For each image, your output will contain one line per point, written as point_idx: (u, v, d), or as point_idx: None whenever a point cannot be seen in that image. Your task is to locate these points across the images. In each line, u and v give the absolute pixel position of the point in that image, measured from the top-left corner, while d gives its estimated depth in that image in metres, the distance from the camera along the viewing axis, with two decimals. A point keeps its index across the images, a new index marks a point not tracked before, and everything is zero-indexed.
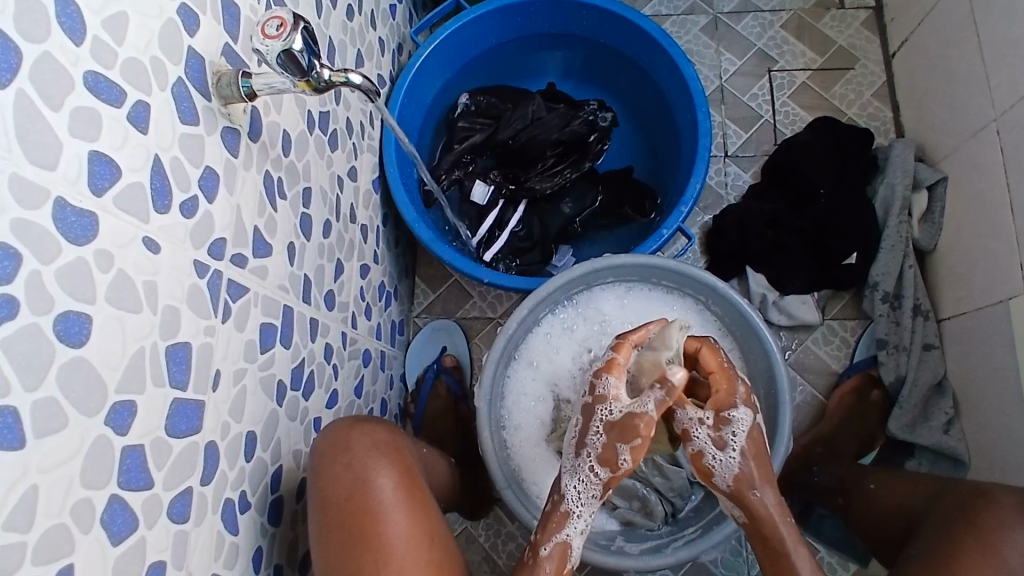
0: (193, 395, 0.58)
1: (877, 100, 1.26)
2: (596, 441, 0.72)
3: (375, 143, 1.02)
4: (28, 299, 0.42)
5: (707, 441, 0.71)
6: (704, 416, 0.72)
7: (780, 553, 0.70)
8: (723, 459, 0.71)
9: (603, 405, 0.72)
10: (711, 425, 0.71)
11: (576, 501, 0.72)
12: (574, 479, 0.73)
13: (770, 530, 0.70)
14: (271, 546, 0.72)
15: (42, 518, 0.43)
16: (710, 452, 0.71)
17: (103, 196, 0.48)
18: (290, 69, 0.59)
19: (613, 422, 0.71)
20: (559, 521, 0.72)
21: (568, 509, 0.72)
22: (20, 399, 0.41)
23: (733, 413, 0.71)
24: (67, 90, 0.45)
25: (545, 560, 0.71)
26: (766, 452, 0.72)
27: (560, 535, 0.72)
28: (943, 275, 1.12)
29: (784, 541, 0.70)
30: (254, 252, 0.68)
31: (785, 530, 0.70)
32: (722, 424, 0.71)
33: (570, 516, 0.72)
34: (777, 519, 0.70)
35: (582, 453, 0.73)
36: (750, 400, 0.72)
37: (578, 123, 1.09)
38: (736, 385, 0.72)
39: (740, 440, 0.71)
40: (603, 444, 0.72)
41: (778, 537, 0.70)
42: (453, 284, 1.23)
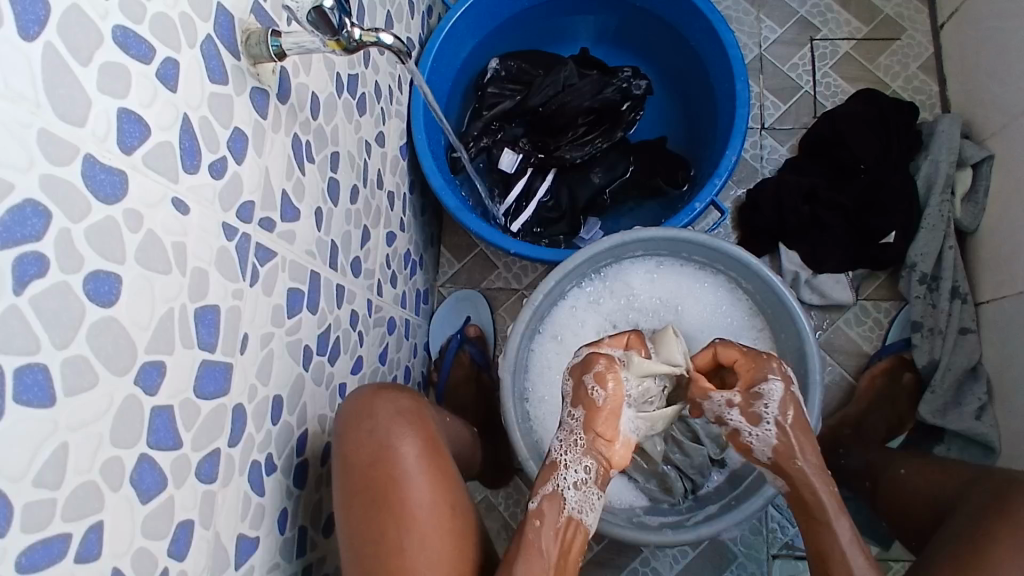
0: (221, 358, 0.58)
1: (924, 73, 1.21)
2: (565, 388, 0.73)
3: (403, 108, 1.00)
4: (57, 257, 0.41)
5: (741, 419, 0.71)
6: (732, 397, 0.72)
7: (820, 520, 0.69)
8: (761, 433, 0.71)
9: (573, 360, 0.77)
10: (740, 403, 0.71)
11: (561, 449, 0.70)
12: (558, 432, 0.71)
13: (813, 497, 0.69)
14: (296, 508, 0.72)
15: (71, 475, 0.43)
16: (745, 430, 0.71)
17: (133, 154, 0.48)
18: (320, 29, 0.57)
19: (574, 366, 0.74)
20: (550, 471, 0.69)
21: (555, 459, 0.70)
22: (50, 355, 0.41)
23: (766, 385, 0.70)
24: (96, 43, 0.44)
25: (535, 512, 0.68)
26: (806, 419, 0.71)
27: (550, 484, 0.68)
28: (984, 257, 1.08)
29: (826, 508, 0.68)
30: (282, 216, 0.68)
31: (825, 497, 0.69)
32: (755, 398, 0.70)
33: (559, 466, 0.69)
34: (819, 484, 0.69)
35: (560, 404, 0.73)
36: (782, 373, 0.71)
37: (611, 91, 1.05)
38: (762, 361, 0.72)
39: (776, 411, 0.70)
40: (573, 386, 0.72)
41: (820, 504, 0.69)
42: (479, 253, 1.22)
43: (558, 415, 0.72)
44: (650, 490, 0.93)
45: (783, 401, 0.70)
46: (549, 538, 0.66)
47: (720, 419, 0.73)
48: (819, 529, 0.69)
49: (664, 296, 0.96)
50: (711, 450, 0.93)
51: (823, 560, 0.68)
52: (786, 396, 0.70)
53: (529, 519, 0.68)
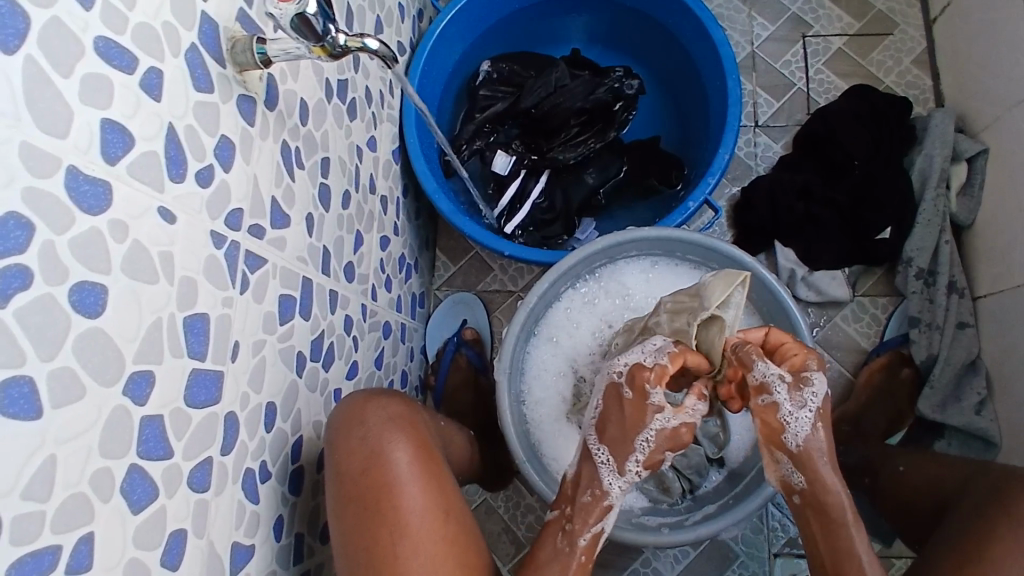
0: (212, 366, 0.58)
1: (917, 68, 1.20)
2: (645, 446, 0.73)
3: (395, 112, 1.00)
4: (41, 269, 0.41)
5: (786, 399, 0.69)
6: (783, 374, 0.70)
7: (838, 523, 0.69)
8: (797, 418, 0.69)
9: (659, 415, 0.72)
10: (789, 384, 0.70)
11: (619, 496, 0.74)
12: (616, 478, 0.74)
13: (832, 498, 0.69)
14: (291, 515, 0.72)
15: (60, 488, 0.43)
16: (786, 408, 0.69)
17: (117, 164, 0.48)
18: (304, 34, 0.57)
19: (667, 431, 0.72)
20: (600, 512, 0.73)
21: (610, 503, 0.73)
22: (36, 368, 0.41)
23: (814, 375, 0.70)
24: (77, 54, 0.44)
25: (580, 548, 0.71)
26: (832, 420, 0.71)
27: (599, 524, 0.73)
28: (980, 251, 1.08)
29: (845, 512, 0.68)
30: (272, 223, 0.68)
31: (845, 499, 0.69)
32: (803, 382, 0.70)
33: (612, 509, 0.73)
34: (841, 486, 0.69)
35: (627, 457, 0.73)
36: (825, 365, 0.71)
37: (603, 91, 1.04)
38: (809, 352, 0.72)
39: (820, 400, 0.69)
40: (649, 453, 0.73)
41: (839, 505, 0.68)
42: (474, 256, 1.22)
43: (623, 467, 0.73)
44: (649, 491, 0.93)
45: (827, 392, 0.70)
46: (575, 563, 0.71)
47: (761, 388, 0.71)
48: (835, 530, 0.69)
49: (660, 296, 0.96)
50: (709, 449, 0.93)
51: (837, 563, 0.68)
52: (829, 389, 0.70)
53: (572, 552, 0.71)
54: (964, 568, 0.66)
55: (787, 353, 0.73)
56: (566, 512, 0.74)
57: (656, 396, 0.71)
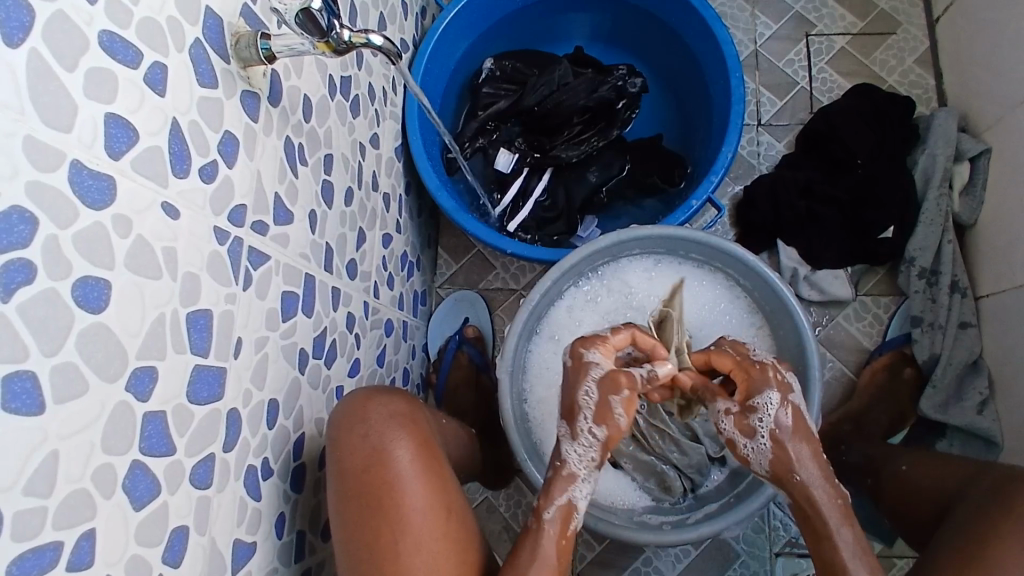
0: (214, 362, 0.58)
1: (920, 67, 1.20)
2: (589, 400, 0.69)
3: (397, 109, 1.00)
4: (45, 264, 0.41)
5: (736, 430, 0.69)
6: (729, 408, 0.71)
7: (822, 534, 0.67)
8: (755, 445, 0.68)
9: (593, 367, 0.71)
10: (736, 415, 0.70)
11: (579, 463, 0.68)
12: (573, 444, 0.69)
13: (813, 509, 0.67)
14: (293, 513, 0.72)
15: (62, 483, 0.43)
16: (741, 443, 0.69)
17: (121, 159, 0.47)
18: (308, 29, 0.57)
19: (602, 378, 0.70)
20: (564, 482, 0.68)
21: (571, 471, 0.68)
22: (38, 363, 0.41)
23: (761, 399, 0.69)
24: (82, 49, 0.44)
25: (547, 524, 0.67)
26: (808, 423, 0.69)
27: (565, 496, 0.68)
28: (982, 251, 1.08)
29: (827, 520, 0.66)
30: (275, 220, 0.67)
31: (827, 508, 0.66)
32: (750, 411, 0.69)
33: (574, 478, 0.68)
34: (822, 496, 0.67)
35: (577, 418, 0.69)
36: (780, 384, 0.69)
37: (606, 89, 1.04)
38: (759, 371, 0.70)
39: (771, 422, 0.68)
40: (596, 405, 0.69)
41: (821, 515, 0.66)
42: (476, 254, 1.21)
43: (576, 430, 0.69)
44: (650, 489, 0.92)
45: (779, 411, 0.68)
46: (552, 545, 0.66)
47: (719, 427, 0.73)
48: (823, 537, 0.67)
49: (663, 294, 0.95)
50: (710, 448, 0.93)
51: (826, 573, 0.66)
52: (784, 406, 0.68)
53: (539, 530, 0.66)
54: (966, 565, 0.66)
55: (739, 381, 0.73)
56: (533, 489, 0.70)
57: (592, 355, 0.72)
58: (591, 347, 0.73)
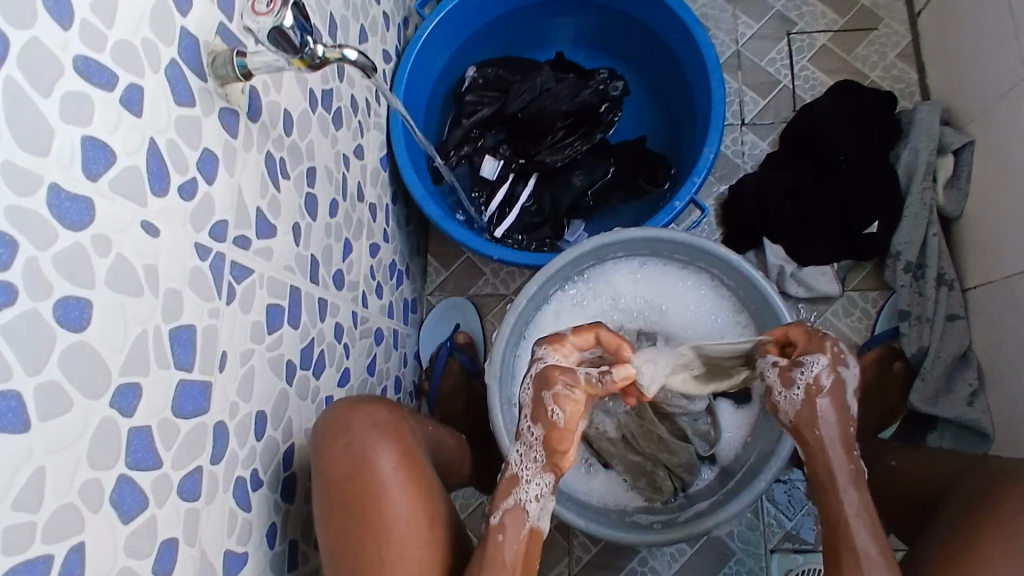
0: (199, 376, 0.59)
1: (902, 62, 1.21)
2: (525, 398, 0.70)
3: (381, 120, 1.01)
4: (26, 285, 0.42)
5: (776, 379, 0.70)
6: (778, 360, 0.71)
7: (827, 489, 0.67)
8: (786, 397, 0.69)
9: (538, 361, 0.71)
10: (781, 367, 0.70)
11: (521, 464, 0.69)
12: (517, 444, 0.70)
13: (824, 465, 0.67)
14: (285, 522, 0.73)
15: (50, 498, 0.44)
16: (776, 390, 0.70)
17: (100, 180, 0.48)
18: (282, 46, 0.58)
19: (538, 374, 0.69)
20: (511, 484, 0.69)
21: (516, 473, 0.69)
22: (22, 382, 0.42)
23: (809, 357, 0.68)
24: (58, 74, 0.45)
25: (494, 527, 0.68)
26: (847, 397, 0.68)
27: (512, 499, 0.68)
28: (969, 243, 1.08)
29: (836, 477, 0.67)
30: (258, 234, 0.68)
31: (839, 467, 0.67)
32: (795, 365, 0.69)
33: (519, 480, 0.69)
34: (835, 456, 0.67)
35: (520, 417, 0.70)
36: (835, 352, 0.68)
37: (588, 94, 1.05)
38: (818, 338, 0.70)
39: (810, 378, 0.68)
40: (531, 402, 0.69)
41: (831, 471, 0.67)
42: (466, 261, 1.22)
43: (518, 428, 0.70)
44: (641, 489, 0.93)
45: (824, 372, 0.67)
46: (508, 552, 0.67)
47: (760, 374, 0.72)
48: (829, 492, 0.67)
49: (648, 297, 0.97)
50: (699, 448, 0.93)
51: (830, 528, 0.67)
52: (829, 369, 0.67)
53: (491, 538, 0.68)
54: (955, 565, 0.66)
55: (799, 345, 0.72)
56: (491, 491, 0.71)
57: (541, 349, 0.72)
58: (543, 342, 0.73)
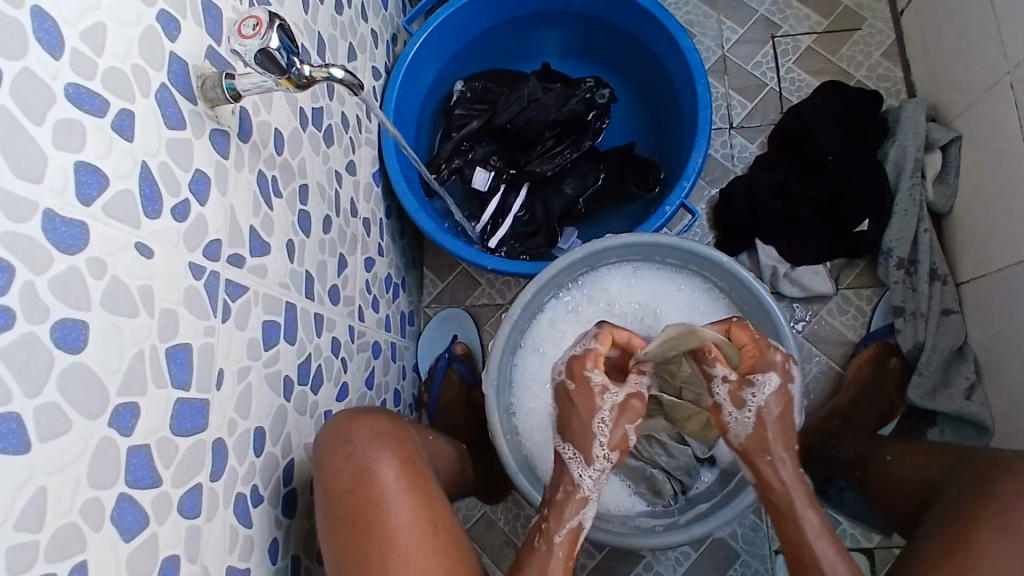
0: (197, 395, 0.59)
1: (887, 61, 1.22)
2: (603, 428, 0.74)
3: (373, 137, 1.02)
4: (23, 309, 0.43)
5: (728, 398, 0.74)
6: (728, 376, 0.75)
7: (787, 513, 0.70)
8: (739, 416, 0.74)
9: (608, 393, 0.75)
10: (734, 383, 0.75)
11: (592, 488, 0.72)
12: (586, 469, 0.73)
13: (781, 490, 0.71)
14: (287, 538, 0.73)
15: (52, 518, 0.44)
16: (728, 409, 0.74)
17: (92, 205, 0.49)
18: (269, 69, 0.59)
19: (620, 406, 0.75)
20: (576, 505, 0.71)
21: (584, 495, 0.72)
22: (22, 404, 0.42)
23: (763, 375, 0.74)
24: (49, 102, 0.46)
25: (558, 547, 0.69)
26: (791, 415, 0.74)
27: (576, 518, 0.71)
28: (960, 238, 1.09)
29: (795, 501, 0.70)
30: (252, 251, 0.69)
31: (795, 491, 0.71)
32: (749, 386, 0.74)
33: (588, 500, 0.72)
34: (790, 481, 0.71)
35: (593, 444, 0.73)
36: (783, 366, 0.74)
37: (575, 103, 1.06)
38: (767, 353, 0.75)
39: (762, 400, 0.73)
40: (611, 432, 0.74)
41: (789, 495, 0.71)
42: (462, 272, 1.23)
43: (592, 456, 0.73)
44: (643, 493, 0.94)
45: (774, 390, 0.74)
46: (558, 565, 0.68)
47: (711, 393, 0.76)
48: (785, 517, 0.70)
49: (643, 301, 0.97)
50: (698, 450, 0.94)
51: (793, 550, 0.69)
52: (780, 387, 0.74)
53: (549, 550, 0.69)
54: (950, 555, 0.67)
55: (745, 357, 0.76)
56: (545, 512, 0.72)
57: (596, 377, 0.75)
58: (596, 367, 0.76)
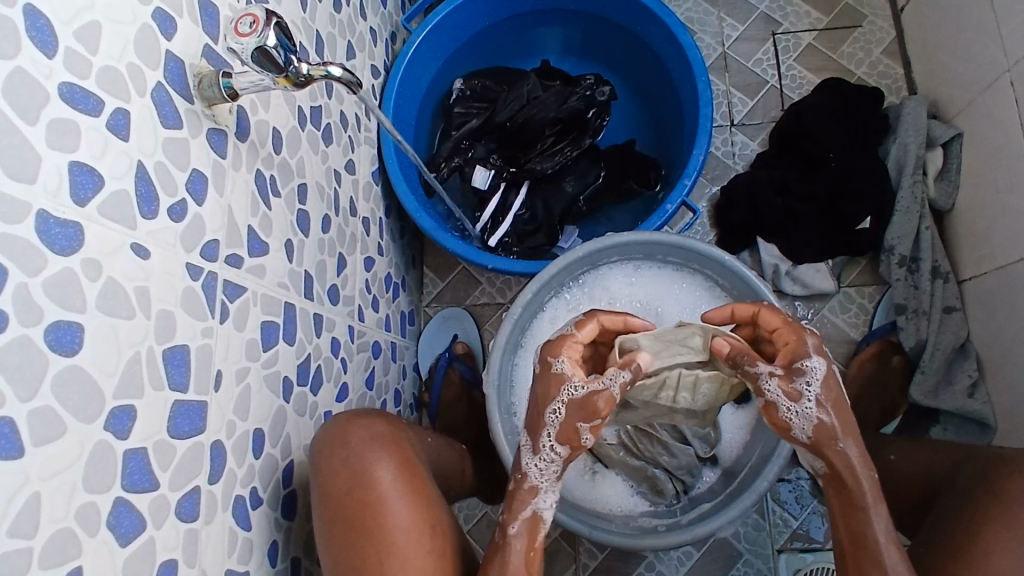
0: (194, 397, 0.59)
1: (887, 58, 1.22)
2: (553, 420, 0.67)
3: (372, 136, 1.02)
4: (17, 312, 0.42)
5: (780, 394, 0.65)
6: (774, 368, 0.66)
7: (856, 505, 0.66)
8: (800, 411, 0.65)
9: (567, 384, 0.67)
10: (782, 376, 0.66)
11: (541, 477, 0.69)
12: (535, 458, 0.69)
13: (851, 480, 0.66)
14: (286, 540, 0.73)
15: (47, 523, 0.44)
16: (784, 406, 0.65)
17: (87, 206, 0.49)
18: (265, 66, 0.58)
19: (575, 400, 0.67)
20: (528, 496, 0.69)
21: (534, 484, 0.69)
22: (16, 409, 0.42)
23: (808, 363, 0.66)
24: (42, 102, 0.45)
25: (512, 538, 0.68)
26: (848, 403, 0.66)
27: (529, 509, 0.69)
28: (962, 235, 1.09)
29: (864, 495, 0.66)
30: (250, 251, 0.69)
31: (865, 481, 0.66)
32: (797, 374, 0.65)
33: (537, 491, 0.69)
34: (859, 468, 0.65)
35: (540, 434, 0.68)
36: (822, 349, 0.67)
37: (575, 100, 1.06)
38: (804, 336, 0.68)
39: (816, 389, 0.65)
40: (561, 425, 0.67)
41: (858, 489, 0.65)
42: (462, 271, 1.23)
43: (539, 445, 0.68)
44: (644, 493, 0.93)
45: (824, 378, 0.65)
46: (519, 559, 0.67)
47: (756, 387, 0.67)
48: (850, 512, 0.66)
49: (644, 300, 0.96)
50: (699, 449, 0.93)
51: (855, 544, 0.66)
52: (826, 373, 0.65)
53: (506, 545, 0.68)
54: (956, 553, 0.66)
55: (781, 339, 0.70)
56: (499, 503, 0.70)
57: (559, 365, 0.69)
58: (560, 355, 0.70)
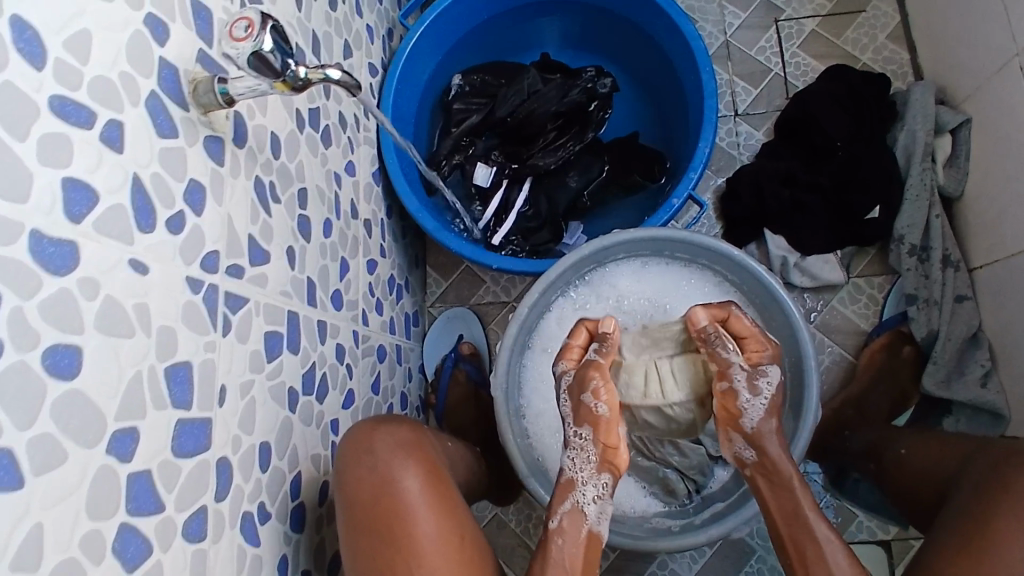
0: (199, 414, 0.57)
1: (892, 43, 1.19)
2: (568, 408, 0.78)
3: (371, 135, 1.00)
4: (12, 336, 0.41)
5: (743, 384, 0.74)
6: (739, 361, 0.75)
7: (784, 484, 0.70)
8: (753, 402, 0.73)
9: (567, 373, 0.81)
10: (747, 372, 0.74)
11: (575, 469, 0.73)
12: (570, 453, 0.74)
13: (779, 466, 0.71)
14: (296, 553, 0.72)
15: (49, 554, 0.42)
16: (744, 395, 0.73)
17: (82, 222, 0.47)
18: (263, 72, 0.56)
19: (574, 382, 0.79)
20: (565, 491, 0.72)
21: (570, 479, 0.72)
22: (12, 438, 0.40)
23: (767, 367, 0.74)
24: (32, 117, 0.44)
25: (553, 529, 0.69)
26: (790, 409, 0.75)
27: (568, 503, 0.71)
28: (971, 223, 1.07)
29: (790, 476, 0.70)
30: (251, 260, 0.67)
31: (790, 469, 0.70)
32: (757, 373, 0.74)
33: (575, 484, 0.72)
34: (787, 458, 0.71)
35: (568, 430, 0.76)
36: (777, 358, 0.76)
37: (576, 93, 1.04)
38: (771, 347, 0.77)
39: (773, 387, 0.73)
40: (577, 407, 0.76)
41: (783, 470, 0.70)
42: (465, 270, 1.21)
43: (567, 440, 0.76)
44: (657, 493, 0.92)
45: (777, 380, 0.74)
46: (565, 553, 0.68)
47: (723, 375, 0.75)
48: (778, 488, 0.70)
49: (653, 296, 0.94)
50: (711, 448, 0.91)
51: (789, 516, 0.68)
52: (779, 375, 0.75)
53: (549, 537, 0.69)
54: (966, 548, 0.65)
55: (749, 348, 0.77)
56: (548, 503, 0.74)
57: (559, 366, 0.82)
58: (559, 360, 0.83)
